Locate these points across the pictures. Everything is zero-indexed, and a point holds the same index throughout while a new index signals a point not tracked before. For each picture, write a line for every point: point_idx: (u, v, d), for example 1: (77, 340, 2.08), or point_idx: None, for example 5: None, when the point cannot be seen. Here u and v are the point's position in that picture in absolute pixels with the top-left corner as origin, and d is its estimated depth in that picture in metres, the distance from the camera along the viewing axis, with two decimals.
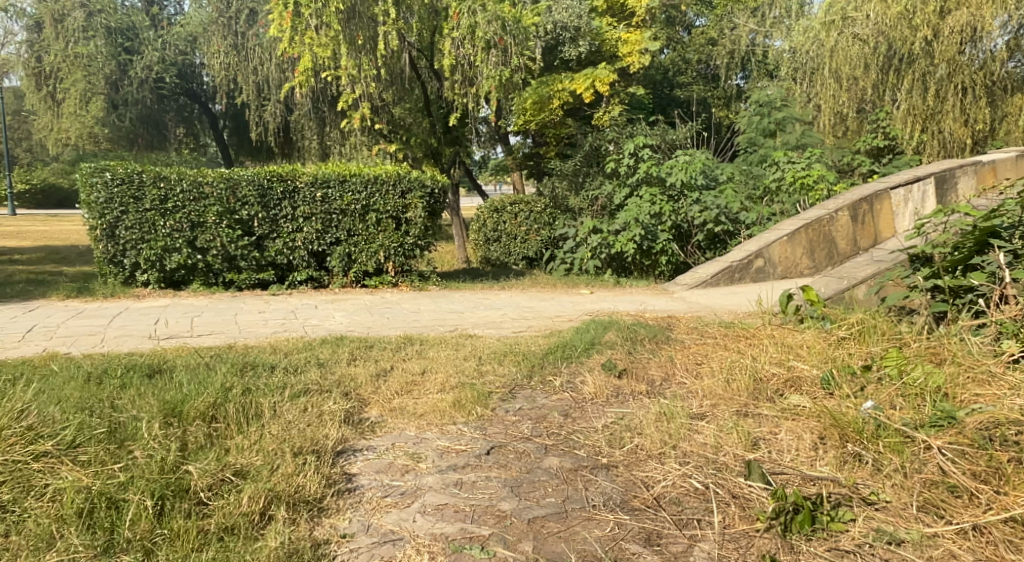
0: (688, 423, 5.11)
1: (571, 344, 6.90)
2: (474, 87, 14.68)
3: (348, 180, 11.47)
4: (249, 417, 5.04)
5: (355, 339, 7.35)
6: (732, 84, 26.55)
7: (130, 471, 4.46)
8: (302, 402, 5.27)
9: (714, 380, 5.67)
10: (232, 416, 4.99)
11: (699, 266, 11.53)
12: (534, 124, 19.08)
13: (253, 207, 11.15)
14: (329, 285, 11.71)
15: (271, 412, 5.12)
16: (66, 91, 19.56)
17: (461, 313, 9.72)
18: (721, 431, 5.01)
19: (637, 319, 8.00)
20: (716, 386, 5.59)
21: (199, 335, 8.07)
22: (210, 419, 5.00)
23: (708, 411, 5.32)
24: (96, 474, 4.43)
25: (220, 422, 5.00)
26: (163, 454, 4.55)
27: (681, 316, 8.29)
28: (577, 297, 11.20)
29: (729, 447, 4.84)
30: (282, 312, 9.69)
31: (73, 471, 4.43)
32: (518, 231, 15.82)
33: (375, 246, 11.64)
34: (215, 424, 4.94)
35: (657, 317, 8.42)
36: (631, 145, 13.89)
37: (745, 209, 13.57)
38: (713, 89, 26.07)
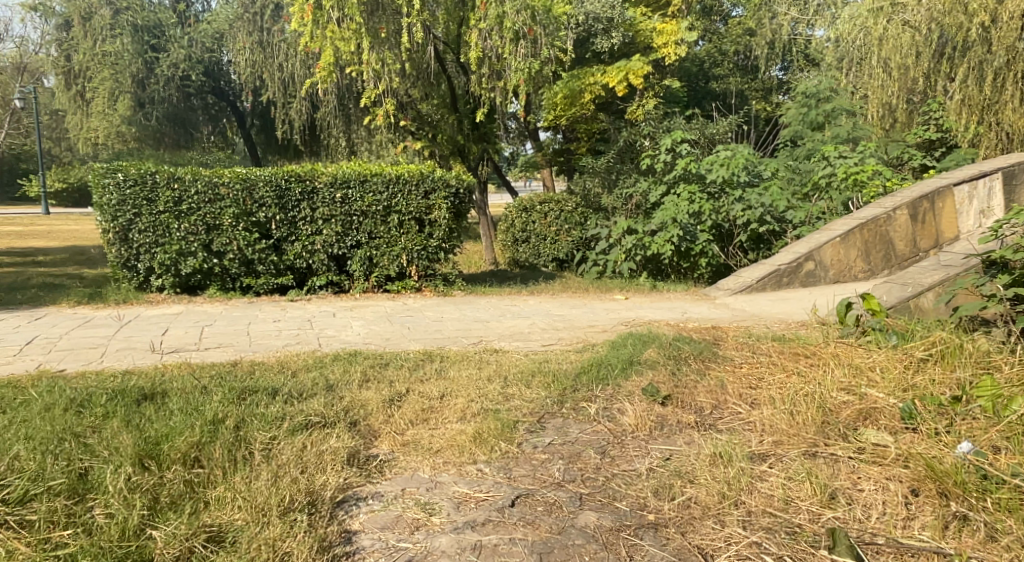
0: (748, 469, 4.43)
1: (606, 361, 6.21)
2: (501, 81, 13.98)
3: (369, 180, 10.86)
4: (236, 460, 4.44)
5: (371, 355, 6.72)
6: (771, 76, 25.84)
7: (85, 540, 3.88)
8: (299, 439, 4.65)
9: (777, 410, 4.97)
10: (216, 459, 4.40)
11: (743, 269, 10.86)
12: (565, 120, 18.44)
13: (270, 209, 10.59)
14: (349, 290, 11.12)
15: (262, 454, 4.51)
16: (94, 89, 19.46)
17: (487, 322, 9.09)
18: (790, 481, 4.36)
19: (682, 332, 7.30)
20: (779, 418, 4.89)
21: (208, 348, 7.50)
22: (193, 461, 4.42)
23: (771, 452, 4.64)
24: (42, 542, 3.89)
25: (203, 467, 4.40)
26: (126, 514, 4.00)
27: (729, 329, 7.57)
28: (611, 303, 10.49)
29: (803, 504, 4.22)
30: (297, 321, 9.13)
31: (18, 539, 3.88)
32: (549, 232, 15.07)
33: (397, 249, 11.03)
34: (196, 470, 4.35)
35: (700, 328, 7.73)
36: (667, 140, 13.17)
37: (791, 206, 12.86)
38: (751, 81, 25.43)
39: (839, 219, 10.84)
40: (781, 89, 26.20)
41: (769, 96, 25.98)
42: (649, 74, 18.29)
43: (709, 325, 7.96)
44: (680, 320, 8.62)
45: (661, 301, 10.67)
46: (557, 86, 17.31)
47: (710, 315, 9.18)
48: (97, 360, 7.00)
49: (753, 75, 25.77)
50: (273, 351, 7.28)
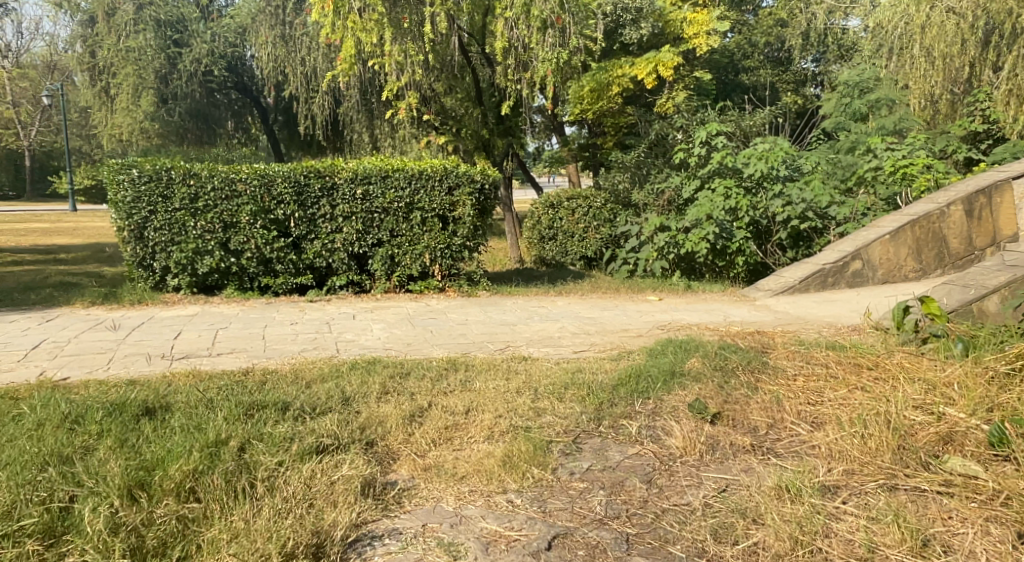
0: (818, 509, 3.95)
1: (646, 372, 5.68)
2: (528, 72, 13.48)
3: (390, 175, 10.40)
4: (236, 493, 4.03)
5: (392, 364, 6.26)
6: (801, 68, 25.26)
7: None
8: (309, 467, 4.22)
9: (843, 435, 4.50)
10: (213, 492, 3.99)
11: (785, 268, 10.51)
12: (592, 114, 17.86)
13: (289, 206, 10.16)
14: (370, 291, 10.68)
15: (264, 486, 4.07)
16: (119, 86, 18.95)
17: (514, 325, 8.61)
18: (873, 523, 3.88)
19: (730, 339, 6.76)
20: (848, 444, 4.43)
21: (221, 352, 7.08)
22: (189, 493, 4.01)
23: (840, 484, 4.17)
24: None
25: (199, 501, 3.99)
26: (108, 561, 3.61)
27: (778, 335, 7.07)
28: (644, 305, 10.00)
29: (890, 552, 3.73)
30: (315, 324, 8.70)
31: None
32: (577, 229, 14.62)
33: (420, 247, 10.57)
34: (191, 504, 3.94)
35: (744, 333, 7.21)
36: (701, 133, 12.64)
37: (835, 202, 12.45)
38: (783, 73, 24.81)
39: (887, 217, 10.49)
40: (812, 81, 25.55)
41: (802, 87, 25.44)
42: (679, 65, 17.70)
43: (755, 330, 7.47)
44: (722, 325, 8.11)
45: (699, 302, 10.23)
46: (583, 79, 16.93)
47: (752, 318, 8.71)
48: (105, 365, 6.62)
49: (784, 67, 25.11)
50: (291, 357, 6.85)
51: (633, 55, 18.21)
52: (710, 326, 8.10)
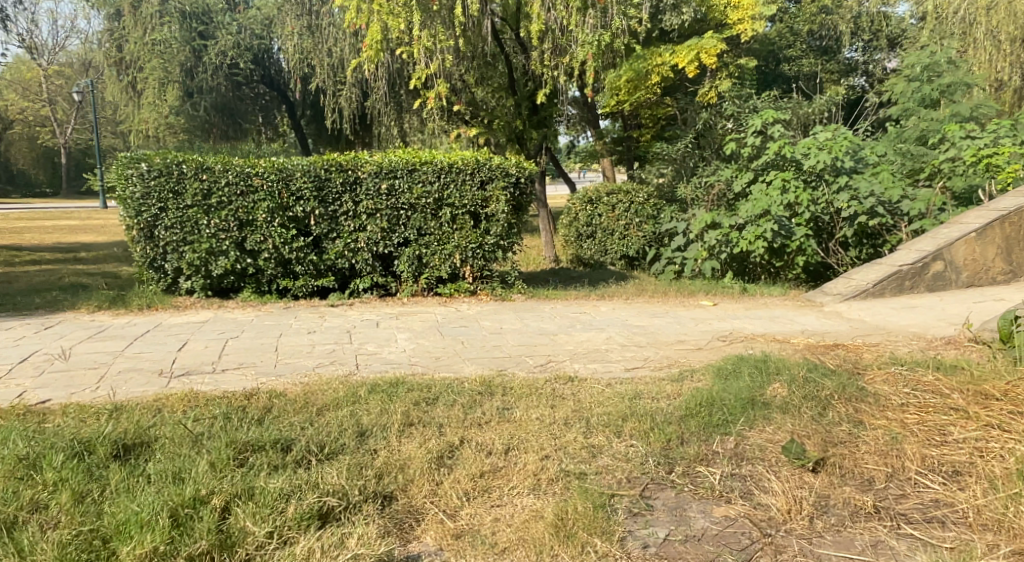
0: None
1: (722, 397, 4.92)
2: (567, 57, 12.64)
3: (418, 168, 9.32)
4: None
5: (413, 389, 5.26)
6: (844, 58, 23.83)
7: None
8: (302, 547, 3.50)
9: (994, 508, 3.75)
10: None
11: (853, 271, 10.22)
12: (630, 105, 16.81)
13: (308, 203, 9.07)
14: (396, 294, 9.63)
15: None
16: (145, 80, 17.94)
17: (554, 335, 7.74)
18: None
19: (816, 361, 5.85)
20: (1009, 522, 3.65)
21: (227, 369, 6.06)
22: None
23: None
24: None
25: None
26: None
27: (864, 360, 6.16)
28: (697, 312, 9.30)
29: None
30: (336, 329, 7.77)
31: None
32: (617, 227, 13.88)
33: (450, 247, 9.48)
34: None
35: (830, 355, 6.28)
36: (757, 121, 12.32)
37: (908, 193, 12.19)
38: (827, 62, 23.36)
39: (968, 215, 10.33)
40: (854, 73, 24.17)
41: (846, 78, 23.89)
42: (723, 53, 16.77)
43: (829, 349, 6.66)
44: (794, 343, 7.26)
45: (759, 313, 9.34)
46: (623, 68, 15.38)
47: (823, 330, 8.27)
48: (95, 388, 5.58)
49: (828, 57, 23.51)
50: (301, 377, 5.79)
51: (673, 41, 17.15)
52: (781, 343, 7.16)
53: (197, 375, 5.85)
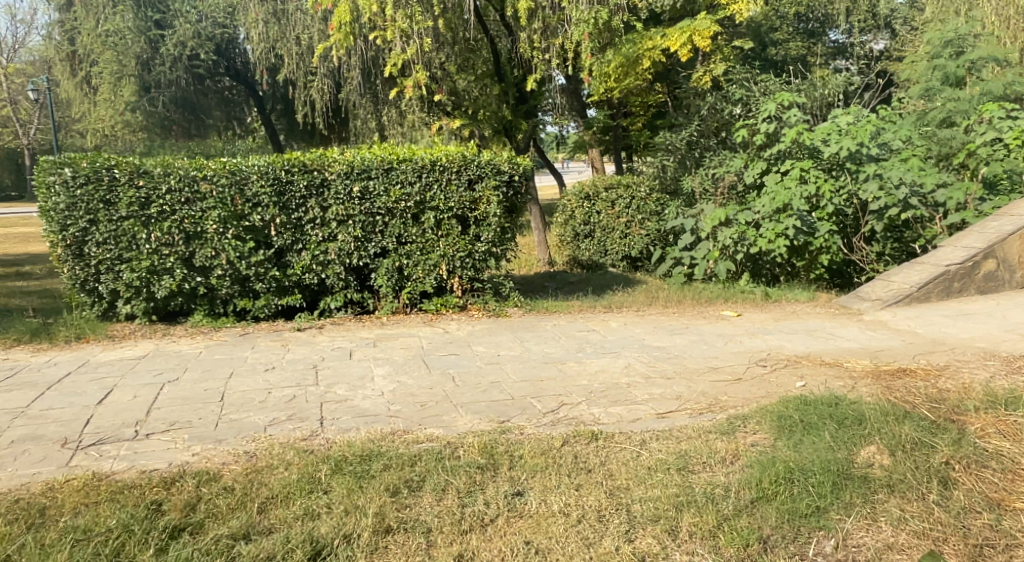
0: None
1: (804, 468, 3.92)
2: (560, 37, 11.49)
3: (395, 167, 7.80)
4: None
5: (379, 470, 3.89)
6: (828, 41, 22.70)
7: None
8: None
9: None
10: None
11: (898, 269, 10.32)
12: (618, 92, 15.46)
13: (268, 210, 7.41)
14: (373, 313, 8.08)
15: None
16: (99, 74, 15.66)
17: (561, 364, 6.52)
18: None
19: (906, 410, 4.80)
20: None
21: (151, 439, 4.46)
22: None
23: None
24: None
25: None
26: None
27: (948, 406, 5.11)
28: (724, 329, 8.22)
29: None
30: (303, 359, 6.31)
31: None
32: (617, 224, 12.86)
33: (434, 257, 8.00)
34: None
35: (910, 401, 5.24)
36: (772, 105, 11.40)
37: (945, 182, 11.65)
38: (813, 45, 21.84)
39: (1016, 209, 10.62)
40: (842, 55, 23.18)
41: (832, 61, 22.60)
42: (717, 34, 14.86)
43: (900, 393, 5.55)
44: (852, 380, 6.22)
45: (796, 337, 8.02)
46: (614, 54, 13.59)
47: (878, 348, 7.61)
48: None
49: (816, 39, 22.41)
50: (241, 452, 4.25)
51: (665, 23, 15.79)
52: (836, 384, 6.05)
53: (106, 456, 4.22)
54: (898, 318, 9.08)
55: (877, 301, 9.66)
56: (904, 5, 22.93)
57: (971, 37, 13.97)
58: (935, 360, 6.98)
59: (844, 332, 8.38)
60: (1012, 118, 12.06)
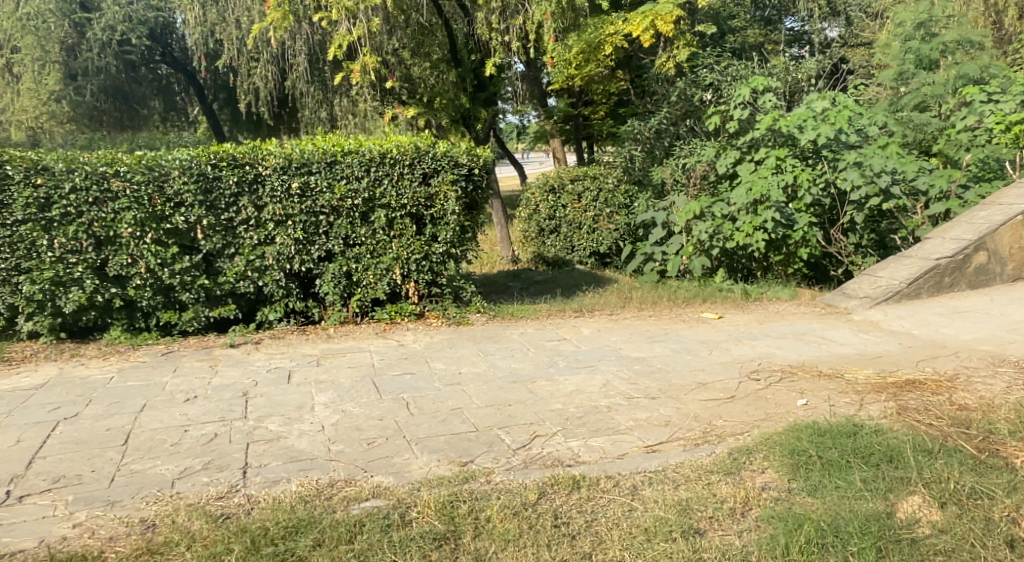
0: None
1: (835, 522, 3.46)
2: (520, 17, 10.71)
3: (339, 160, 6.92)
4: None
5: (308, 550, 3.19)
6: (784, 29, 22.14)
7: None
8: None
9: None
10: None
11: (886, 264, 9.93)
12: (580, 80, 14.47)
13: (192, 210, 6.49)
14: (319, 323, 7.14)
15: None
16: (20, 61, 14.41)
17: (532, 382, 5.74)
18: None
19: (940, 442, 4.17)
20: None
21: (25, 505, 3.57)
22: None
23: None
24: None
25: None
26: None
27: (978, 434, 4.48)
28: (707, 334, 7.51)
29: None
30: (231, 386, 5.26)
31: None
32: (584, 219, 12.11)
33: (387, 260, 7.14)
34: None
35: (938, 426, 4.59)
36: (745, 90, 10.73)
37: (924, 171, 11.13)
38: (770, 33, 21.27)
39: (1005, 196, 10.23)
40: (796, 42, 22.48)
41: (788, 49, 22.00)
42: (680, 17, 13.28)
43: (918, 415, 4.91)
44: (857, 397, 5.58)
45: (785, 343, 7.33)
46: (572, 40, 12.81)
47: (875, 355, 6.99)
48: None
49: (771, 27, 21.84)
50: (136, 522, 3.38)
51: (625, 8, 14.57)
52: (843, 406, 5.37)
53: None
54: (889, 320, 8.52)
55: (865, 299, 9.22)
56: None
57: (941, 21, 13.47)
58: (940, 371, 6.39)
59: (834, 335, 7.74)
60: (992, 103, 11.57)
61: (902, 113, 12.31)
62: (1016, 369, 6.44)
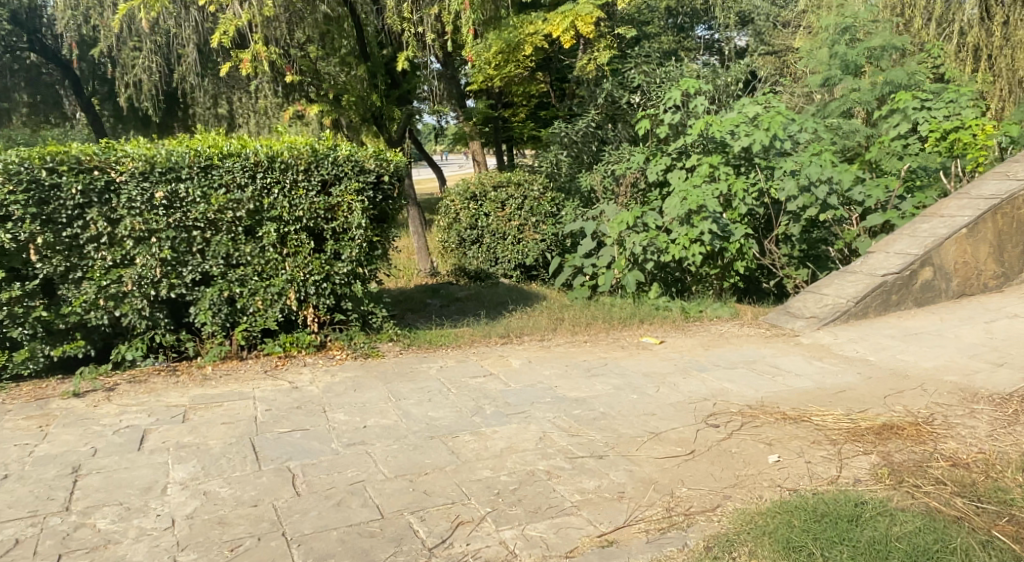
0: None
1: None
2: (435, 7, 9.64)
3: (216, 164, 5.73)
4: None
5: None
6: (696, 38, 21.57)
7: None
8: None
9: None
10: None
11: (830, 280, 9.29)
12: (499, 81, 13.45)
13: (22, 224, 5.23)
14: (195, 360, 5.90)
15: None
16: None
17: (452, 439, 4.68)
18: None
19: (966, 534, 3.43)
20: None
21: None
22: None
23: None
24: None
25: None
26: None
27: (1000, 512, 3.67)
28: (651, 366, 6.59)
29: None
30: (59, 458, 4.07)
31: None
32: (509, 229, 11.06)
33: (279, 283, 5.96)
34: None
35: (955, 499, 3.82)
36: (676, 92, 9.92)
37: (861, 180, 10.53)
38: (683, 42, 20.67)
39: (946, 208, 9.74)
40: (708, 52, 21.95)
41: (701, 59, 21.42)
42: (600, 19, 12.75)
43: (917, 480, 4.09)
44: (835, 451, 4.74)
45: (738, 376, 6.48)
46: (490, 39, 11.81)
47: (838, 390, 6.21)
48: None
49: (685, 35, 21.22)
50: None
51: (545, 5, 13.58)
52: (822, 465, 4.52)
53: None
54: (840, 345, 7.80)
55: (812, 320, 8.55)
56: (765, 5, 22.22)
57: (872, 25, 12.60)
58: (915, 411, 5.63)
59: (788, 364, 6.94)
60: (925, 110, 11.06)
61: (830, 119, 11.72)
62: (994, 407, 5.73)
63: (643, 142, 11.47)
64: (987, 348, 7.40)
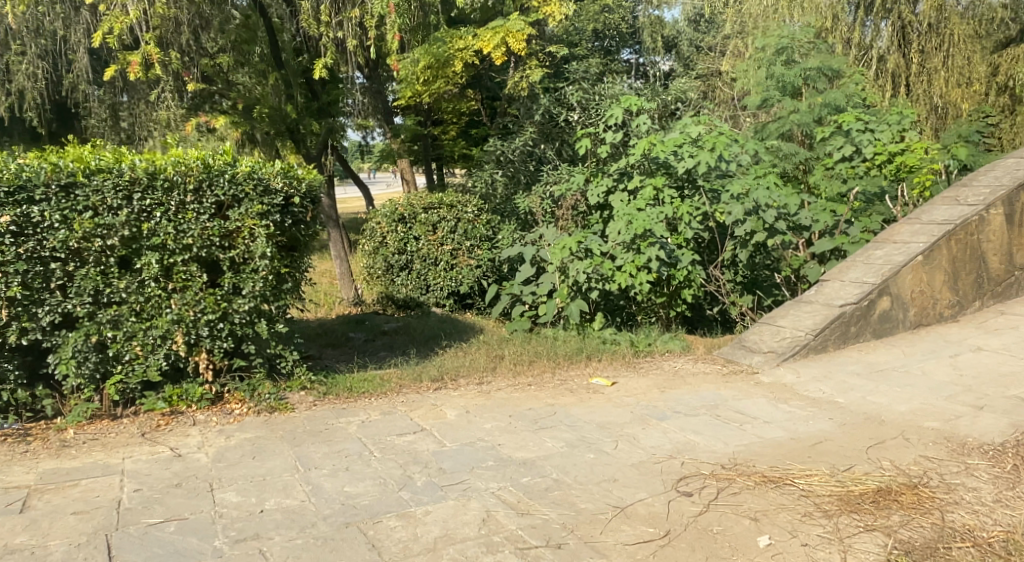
0: None
1: None
2: (357, 10, 8.72)
3: (82, 183, 4.72)
4: None
5: None
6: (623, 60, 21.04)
7: None
8: None
9: None
10: None
11: (786, 311, 8.66)
12: (427, 97, 12.51)
13: None
14: (57, 420, 4.83)
15: None
16: None
17: (372, 526, 3.75)
18: None
19: None
20: None
21: None
22: None
23: None
24: None
25: None
26: None
27: None
28: (604, 416, 5.74)
29: None
30: None
31: None
32: (439, 253, 10.11)
33: (163, 324, 4.92)
34: None
35: None
36: (617, 109, 9.19)
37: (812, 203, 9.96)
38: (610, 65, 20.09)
39: (900, 233, 9.21)
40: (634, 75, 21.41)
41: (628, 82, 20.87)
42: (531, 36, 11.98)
43: None
44: (834, 529, 3.99)
45: (702, 426, 5.69)
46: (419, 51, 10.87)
47: (815, 442, 5.47)
48: None
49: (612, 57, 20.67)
50: None
51: (473, 18, 12.73)
52: (823, 551, 3.76)
53: None
54: (804, 384, 7.11)
55: (771, 355, 7.87)
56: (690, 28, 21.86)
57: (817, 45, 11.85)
58: (905, 469, 4.92)
59: (754, 410, 6.19)
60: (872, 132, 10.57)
61: (770, 140, 11.16)
62: (990, 461, 5.06)
63: (581, 163, 10.69)
64: (961, 388, 6.80)
